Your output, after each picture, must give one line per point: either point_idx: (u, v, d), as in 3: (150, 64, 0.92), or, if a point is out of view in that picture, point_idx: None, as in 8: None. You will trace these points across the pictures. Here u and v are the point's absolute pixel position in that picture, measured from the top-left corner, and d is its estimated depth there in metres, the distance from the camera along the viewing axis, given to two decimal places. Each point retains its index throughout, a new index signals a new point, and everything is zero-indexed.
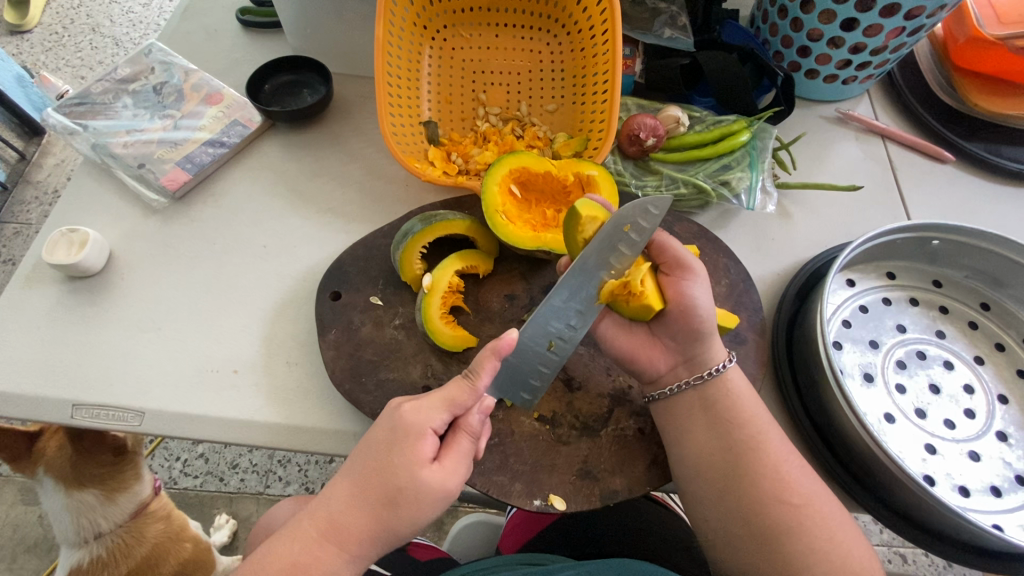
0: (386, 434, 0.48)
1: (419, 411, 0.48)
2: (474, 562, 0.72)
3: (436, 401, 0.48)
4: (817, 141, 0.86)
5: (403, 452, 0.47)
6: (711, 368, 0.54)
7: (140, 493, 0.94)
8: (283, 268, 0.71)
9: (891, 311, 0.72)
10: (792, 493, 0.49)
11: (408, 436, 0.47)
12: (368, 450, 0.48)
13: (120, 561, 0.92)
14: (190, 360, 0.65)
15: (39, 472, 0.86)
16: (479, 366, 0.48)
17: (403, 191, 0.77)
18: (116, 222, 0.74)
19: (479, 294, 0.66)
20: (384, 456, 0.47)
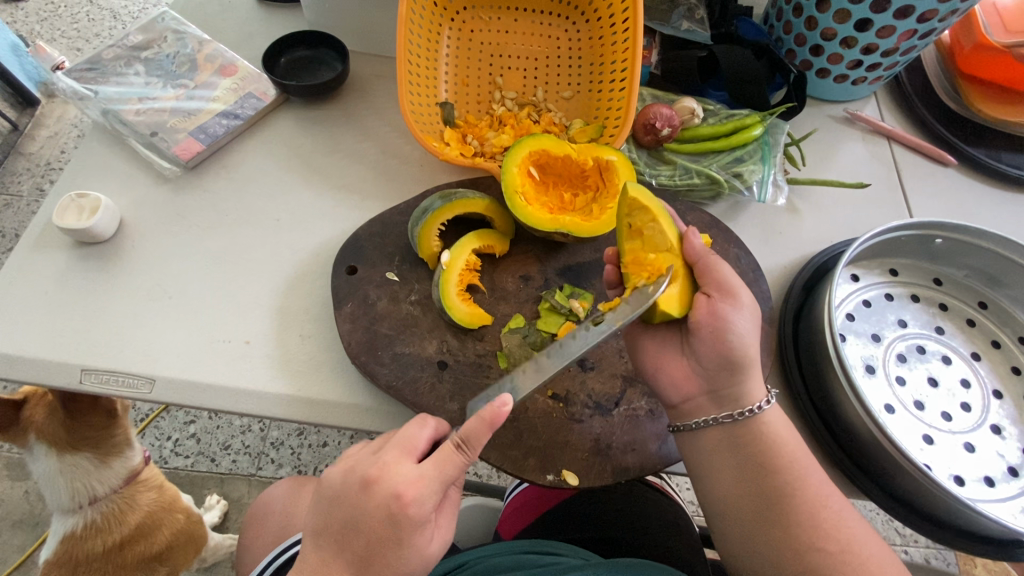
0: (382, 526, 0.45)
1: (419, 500, 0.45)
2: (487, 545, 0.69)
3: (434, 486, 0.46)
4: (826, 139, 0.88)
5: (411, 540, 0.45)
6: (745, 410, 0.51)
7: (131, 461, 0.93)
8: (295, 242, 0.71)
9: (893, 307, 0.74)
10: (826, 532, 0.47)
11: (412, 528, 0.45)
12: (362, 539, 0.45)
13: (113, 526, 0.92)
14: (202, 329, 0.65)
15: (30, 440, 0.84)
16: (477, 438, 0.46)
17: (418, 171, 0.77)
18: (126, 191, 0.73)
19: (494, 273, 0.66)
20: (386, 548, 0.45)
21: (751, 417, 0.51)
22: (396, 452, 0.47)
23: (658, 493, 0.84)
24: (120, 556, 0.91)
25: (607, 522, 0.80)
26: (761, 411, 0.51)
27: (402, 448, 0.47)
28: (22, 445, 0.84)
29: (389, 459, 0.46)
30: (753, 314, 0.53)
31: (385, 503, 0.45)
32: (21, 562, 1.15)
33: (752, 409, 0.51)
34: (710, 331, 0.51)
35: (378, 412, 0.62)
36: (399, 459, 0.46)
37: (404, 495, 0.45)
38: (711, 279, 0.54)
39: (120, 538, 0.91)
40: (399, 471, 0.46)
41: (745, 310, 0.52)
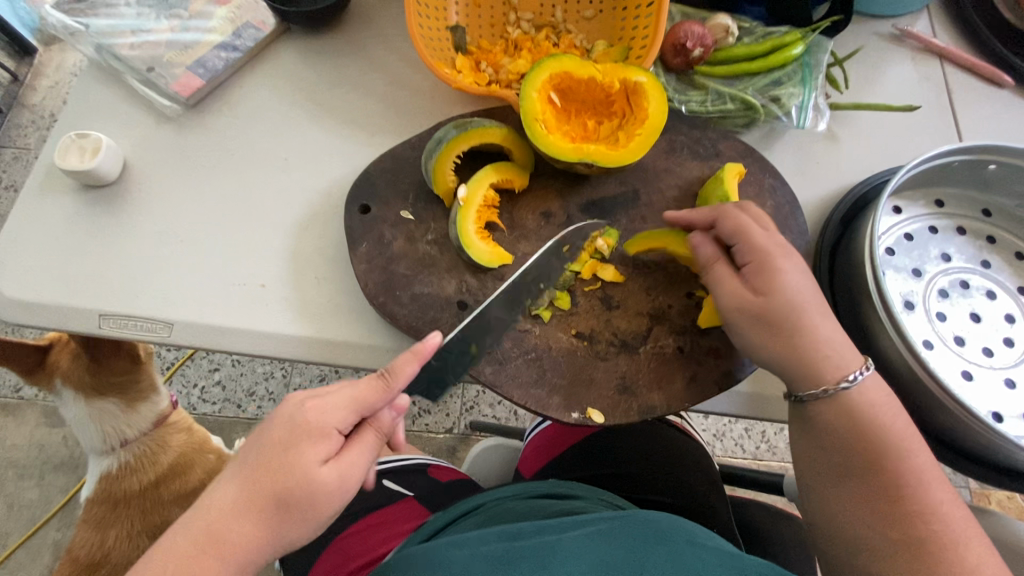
0: (282, 433, 0.45)
1: (322, 410, 0.46)
2: (494, 490, 0.67)
3: (341, 400, 0.47)
4: (872, 59, 0.80)
5: (303, 454, 0.45)
6: (832, 386, 0.50)
7: (156, 408, 0.95)
8: (305, 181, 0.68)
9: (937, 239, 0.69)
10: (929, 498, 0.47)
11: (308, 437, 0.45)
12: (260, 447, 0.46)
13: (147, 466, 0.95)
14: (217, 272, 0.63)
15: (57, 384, 0.85)
16: (395, 367, 0.48)
17: (429, 104, 0.72)
18: (127, 131, 0.70)
19: (512, 211, 0.63)
20: (277, 459, 0.45)
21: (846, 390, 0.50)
22: None
23: (673, 428, 0.84)
24: (156, 494, 0.95)
25: (631, 467, 0.80)
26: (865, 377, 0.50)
27: None
28: (49, 390, 0.86)
29: None
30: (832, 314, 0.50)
31: (291, 409, 0.47)
32: (66, 502, 1.21)
33: (842, 384, 0.50)
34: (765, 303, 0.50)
35: (398, 353, 0.61)
36: (311, 381, 0.49)
37: (307, 405, 0.46)
38: (754, 261, 0.52)
39: (154, 478, 0.95)
40: (309, 388, 0.49)
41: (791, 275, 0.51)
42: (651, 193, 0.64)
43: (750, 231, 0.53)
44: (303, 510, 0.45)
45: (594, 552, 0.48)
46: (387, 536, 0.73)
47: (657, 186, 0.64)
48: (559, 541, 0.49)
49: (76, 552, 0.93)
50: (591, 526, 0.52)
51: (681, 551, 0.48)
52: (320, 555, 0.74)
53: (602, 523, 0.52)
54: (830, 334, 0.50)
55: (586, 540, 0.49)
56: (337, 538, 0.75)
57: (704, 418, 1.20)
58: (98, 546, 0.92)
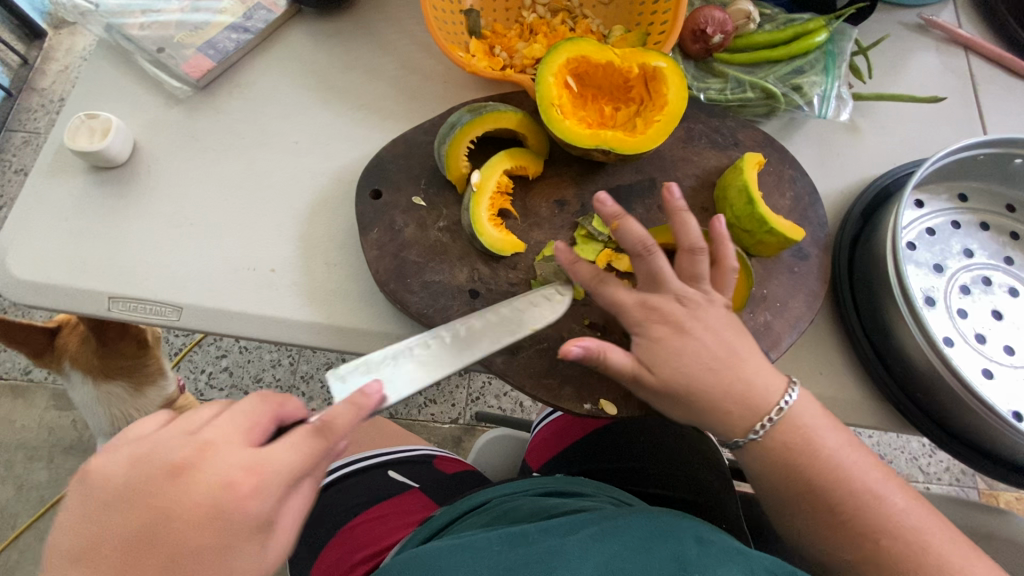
0: (203, 528, 0.36)
1: (258, 490, 0.38)
2: (500, 485, 0.67)
3: (281, 474, 0.38)
4: (895, 49, 0.78)
5: (233, 551, 0.37)
6: (744, 437, 0.48)
7: (165, 391, 0.95)
8: (316, 166, 0.67)
9: (959, 234, 0.68)
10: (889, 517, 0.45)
11: (240, 528, 0.37)
12: (165, 549, 0.36)
13: None
14: (227, 257, 0.63)
15: (66, 366, 0.86)
16: (337, 417, 0.41)
17: (442, 89, 0.71)
18: (136, 113, 0.69)
19: (526, 198, 0.62)
20: (200, 562, 0.36)
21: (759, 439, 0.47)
22: (232, 428, 0.40)
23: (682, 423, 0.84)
24: None
25: (643, 463, 0.79)
26: (786, 409, 0.47)
27: (241, 423, 0.40)
28: (57, 372, 0.86)
29: (216, 437, 0.39)
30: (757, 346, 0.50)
31: (209, 492, 0.37)
32: (75, 484, 1.22)
33: (752, 435, 0.47)
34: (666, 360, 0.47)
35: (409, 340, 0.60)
36: (231, 445, 0.39)
37: (230, 485, 0.37)
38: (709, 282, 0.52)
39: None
40: (229, 454, 0.38)
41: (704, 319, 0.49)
42: (668, 182, 0.62)
43: (619, 296, 0.50)
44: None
45: (602, 551, 0.47)
46: (391, 528, 0.71)
47: (674, 175, 0.63)
48: (566, 541, 0.48)
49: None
50: (594, 525, 0.51)
51: (687, 547, 0.48)
52: (323, 549, 0.73)
53: (607, 520, 0.52)
54: (722, 380, 0.47)
55: (592, 539, 0.48)
56: (342, 530, 0.74)
57: None
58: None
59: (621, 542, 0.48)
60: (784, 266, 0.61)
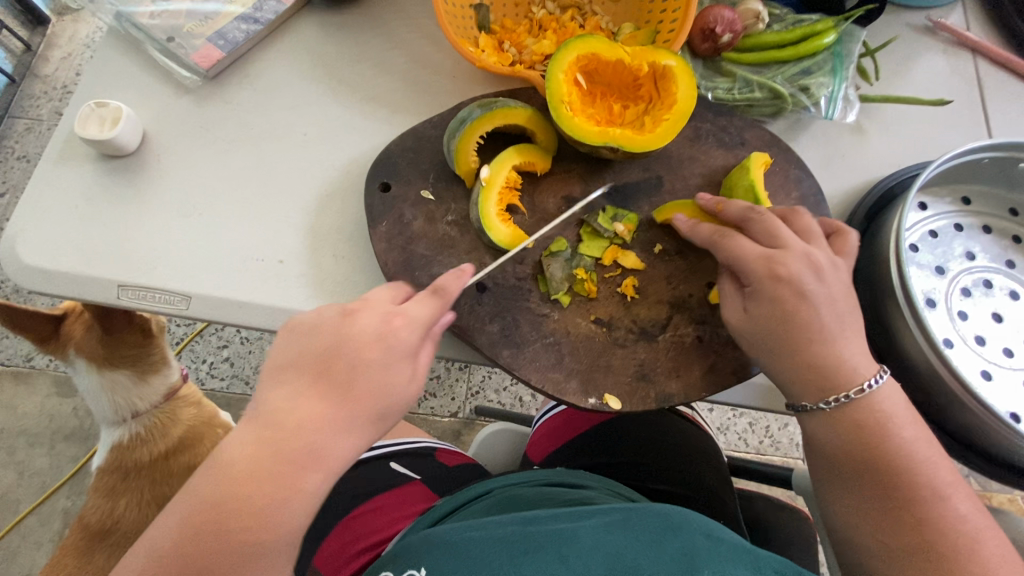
0: (370, 348, 0.46)
1: (406, 326, 0.47)
2: (504, 475, 0.68)
3: (422, 318, 0.48)
4: (903, 51, 0.78)
5: (387, 364, 0.46)
6: (815, 403, 0.50)
7: (169, 379, 0.96)
8: (324, 158, 0.67)
9: (961, 237, 0.69)
10: (915, 506, 0.46)
11: (398, 352, 0.47)
12: (348, 364, 0.45)
13: (158, 438, 0.96)
14: (236, 247, 0.63)
15: (71, 354, 0.86)
16: (449, 287, 0.50)
17: (450, 83, 0.71)
18: (146, 102, 0.69)
19: (534, 193, 0.62)
20: (371, 374, 0.46)
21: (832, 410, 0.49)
22: (384, 295, 0.50)
23: (684, 420, 0.85)
24: (166, 465, 0.96)
25: (642, 458, 0.80)
26: (869, 390, 0.48)
27: (390, 291, 0.51)
28: (62, 359, 0.87)
29: (373, 297, 0.50)
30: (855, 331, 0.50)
31: (371, 325, 0.47)
32: (76, 471, 1.23)
33: (825, 403, 0.49)
34: (773, 318, 0.50)
35: None
36: (382, 298, 0.50)
37: (393, 315, 0.48)
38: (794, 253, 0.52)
39: (162, 451, 0.96)
40: (381, 305, 0.49)
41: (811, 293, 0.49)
42: (675, 180, 0.63)
43: (739, 248, 0.52)
44: (376, 418, 0.46)
45: (611, 544, 0.48)
46: (395, 517, 0.73)
47: (681, 174, 0.63)
48: (576, 532, 0.49)
49: (87, 519, 0.94)
50: (603, 517, 0.52)
51: (692, 540, 0.48)
52: (326, 537, 0.74)
53: (617, 513, 0.52)
54: (823, 344, 0.49)
55: (601, 530, 0.49)
56: (344, 519, 0.75)
57: (708, 411, 1.20)
58: (109, 513, 0.93)
59: (630, 534, 0.49)
60: None
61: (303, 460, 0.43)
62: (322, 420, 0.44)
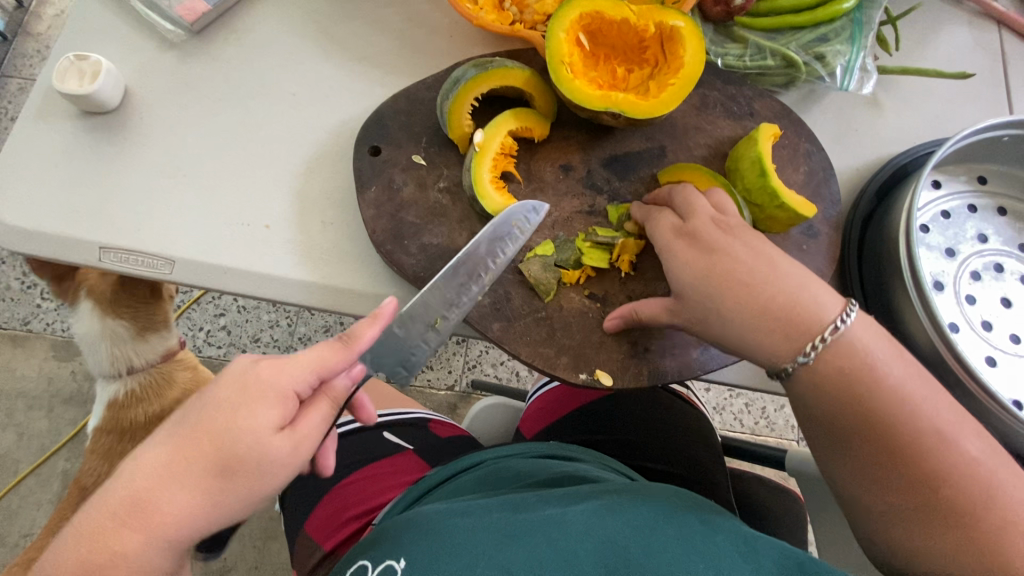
0: (234, 397, 0.42)
1: (278, 373, 0.43)
2: (497, 446, 0.67)
3: (299, 368, 0.43)
4: (926, 19, 0.74)
5: (248, 412, 0.41)
6: (793, 362, 0.45)
7: (166, 343, 0.95)
8: (314, 120, 0.65)
9: (975, 219, 0.66)
10: (923, 460, 0.42)
11: (260, 401, 0.42)
12: (207, 412, 0.42)
13: (152, 397, 0.95)
14: (221, 210, 0.61)
15: (80, 298, 0.85)
16: (358, 331, 0.46)
17: (447, 44, 0.68)
18: (128, 57, 0.66)
19: (531, 161, 0.59)
20: (226, 426, 0.41)
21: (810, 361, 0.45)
22: None
23: (677, 398, 0.83)
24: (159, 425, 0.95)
25: (630, 433, 0.80)
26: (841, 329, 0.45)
27: None
28: (71, 302, 0.85)
29: None
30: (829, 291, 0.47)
31: (245, 369, 0.43)
32: (74, 434, 1.24)
33: (802, 357, 0.45)
34: (710, 270, 0.48)
35: (405, 303, 0.59)
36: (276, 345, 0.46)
37: (266, 362, 0.44)
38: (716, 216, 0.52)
39: (155, 415, 0.94)
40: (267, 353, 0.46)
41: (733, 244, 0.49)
42: (679, 151, 0.60)
43: (659, 222, 0.53)
44: (232, 473, 0.41)
45: (600, 529, 0.46)
46: (384, 487, 0.73)
47: (685, 145, 0.60)
48: (564, 517, 0.48)
49: (82, 481, 0.93)
50: (595, 500, 0.50)
51: (689, 528, 0.47)
52: (318, 504, 0.75)
53: (607, 497, 0.51)
54: (758, 289, 0.47)
55: (593, 515, 0.48)
56: (334, 489, 0.75)
57: (706, 391, 1.19)
58: (104, 476, 0.92)
59: (623, 518, 0.47)
60: (794, 243, 0.60)
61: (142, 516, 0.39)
62: (172, 476, 0.40)
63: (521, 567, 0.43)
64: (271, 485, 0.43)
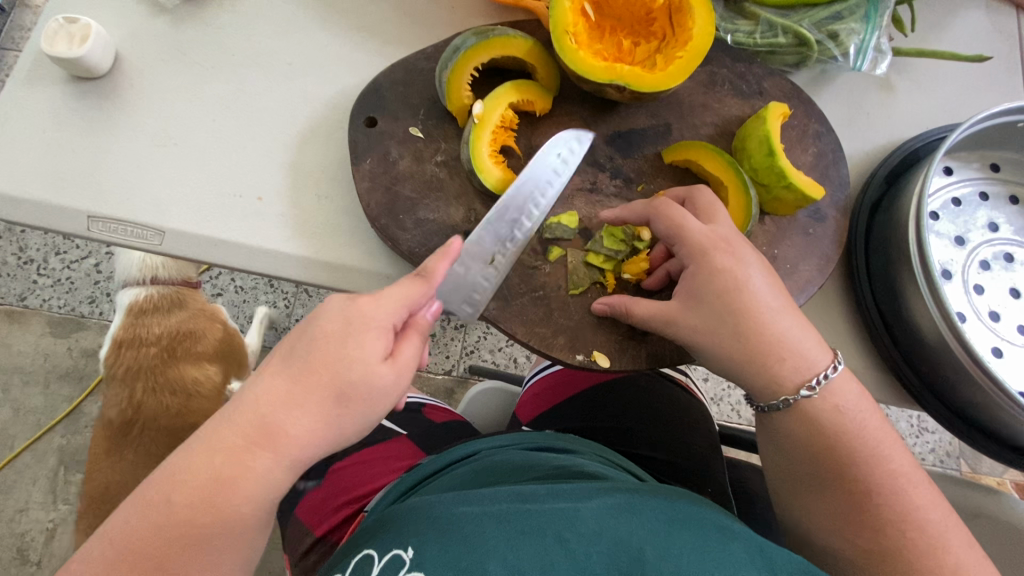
0: (334, 329, 0.41)
1: (376, 305, 0.42)
2: (492, 437, 0.67)
3: (398, 302, 0.43)
4: (945, 1, 0.72)
5: (357, 343, 0.41)
6: (792, 395, 0.46)
7: (189, 269, 0.95)
8: (310, 90, 0.63)
9: (986, 207, 0.64)
10: (881, 487, 0.45)
11: (362, 329, 0.42)
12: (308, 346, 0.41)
13: (167, 313, 0.91)
14: (213, 181, 0.60)
15: None
16: (432, 268, 0.46)
17: (448, 14, 0.66)
18: (120, 20, 0.64)
19: (531, 136, 0.58)
20: (332, 358, 0.41)
21: (811, 397, 0.46)
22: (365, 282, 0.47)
23: (677, 388, 0.83)
24: (171, 348, 0.90)
25: (626, 417, 0.79)
26: (820, 386, 0.46)
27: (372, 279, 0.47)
28: None
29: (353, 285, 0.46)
30: (809, 330, 0.48)
31: (340, 306, 0.43)
32: (70, 411, 1.24)
33: (803, 392, 0.46)
34: (716, 294, 0.47)
35: (400, 280, 0.58)
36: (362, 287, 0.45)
37: (360, 298, 0.43)
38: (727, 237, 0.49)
39: (166, 333, 0.90)
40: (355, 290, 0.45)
41: (752, 267, 0.47)
42: (685, 129, 0.58)
43: (684, 225, 0.48)
44: (347, 401, 0.41)
45: (615, 528, 0.45)
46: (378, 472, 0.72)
47: (691, 123, 0.59)
48: (577, 513, 0.46)
49: (109, 415, 0.88)
50: (608, 496, 0.49)
51: (703, 534, 0.45)
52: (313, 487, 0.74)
53: (617, 494, 0.49)
54: (771, 326, 0.46)
55: (606, 513, 0.46)
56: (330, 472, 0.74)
57: (704, 380, 1.18)
58: (127, 403, 0.87)
59: (637, 518, 0.46)
60: (800, 227, 0.58)
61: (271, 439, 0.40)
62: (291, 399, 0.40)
63: (535, 568, 0.42)
64: (380, 408, 0.43)
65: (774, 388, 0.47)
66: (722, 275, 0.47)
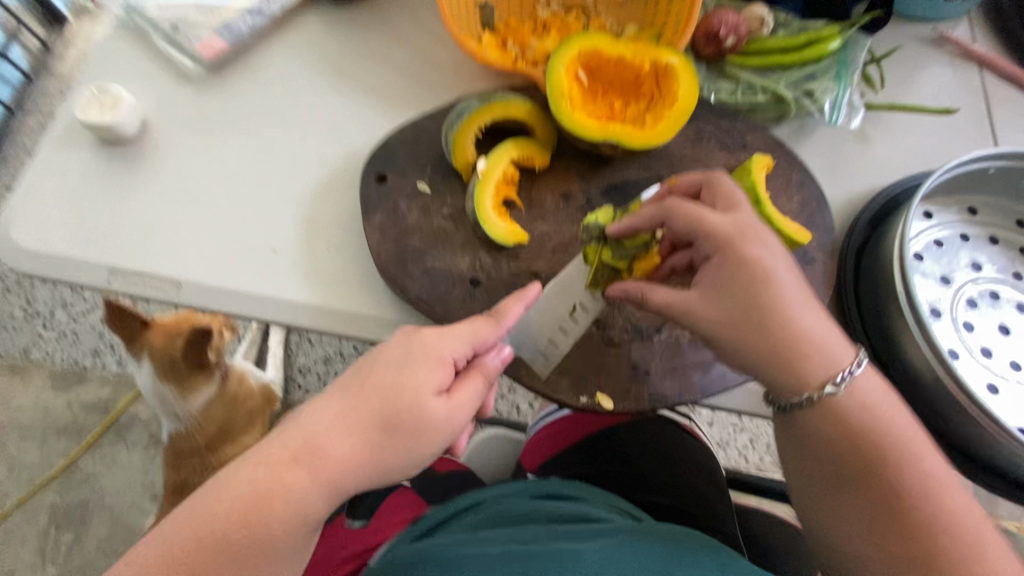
0: (397, 363, 0.46)
1: (441, 342, 0.47)
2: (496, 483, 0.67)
3: (458, 340, 0.48)
4: (910, 61, 0.78)
5: (414, 372, 0.46)
6: (816, 391, 0.47)
7: (211, 388, 0.91)
8: (323, 150, 0.67)
9: (968, 248, 0.67)
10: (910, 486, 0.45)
11: (419, 367, 0.46)
12: (377, 370, 0.46)
13: (204, 421, 0.92)
14: (229, 235, 0.63)
15: (143, 354, 0.85)
16: (504, 310, 0.51)
17: (452, 80, 0.71)
18: (149, 90, 0.69)
19: (531, 189, 0.61)
20: (395, 386, 0.45)
21: (836, 394, 0.47)
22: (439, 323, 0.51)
23: (684, 433, 0.83)
24: (216, 448, 0.94)
25: (636, 465, 0.79)
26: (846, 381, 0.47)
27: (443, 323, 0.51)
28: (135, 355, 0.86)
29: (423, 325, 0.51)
30: (828, 321, 0.49)
31: (404, 340, 0.48)
32: (65, 466, 1.21)
33: (828, 388, 0.47)
34: (736, 283, 0.47)
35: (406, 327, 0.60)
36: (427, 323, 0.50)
37: (425, 333, 0.48)
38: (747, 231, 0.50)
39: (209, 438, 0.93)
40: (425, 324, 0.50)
41: (778, 259, 0.48)
42: None
43: (704, 219, 0.49)
44: (394, 429, 0.45)
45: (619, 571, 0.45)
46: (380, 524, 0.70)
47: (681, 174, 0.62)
48: (581, 555, 0.46)
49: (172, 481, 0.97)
50: (612, 538, 0.49)
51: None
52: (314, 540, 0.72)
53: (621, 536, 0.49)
54: (794, 319, 0.46)
55: (609, 555, 0.46)
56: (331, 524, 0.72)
57: (708, 425, 1.18)
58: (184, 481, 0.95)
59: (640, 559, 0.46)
60: None
61: (313, 462, 0.43)
62: (340, 427, 0.44)
63: None
64: (428, 444, 0.46)
65: (801, 385, 0.47)
66: (755, 268, 0.46)
